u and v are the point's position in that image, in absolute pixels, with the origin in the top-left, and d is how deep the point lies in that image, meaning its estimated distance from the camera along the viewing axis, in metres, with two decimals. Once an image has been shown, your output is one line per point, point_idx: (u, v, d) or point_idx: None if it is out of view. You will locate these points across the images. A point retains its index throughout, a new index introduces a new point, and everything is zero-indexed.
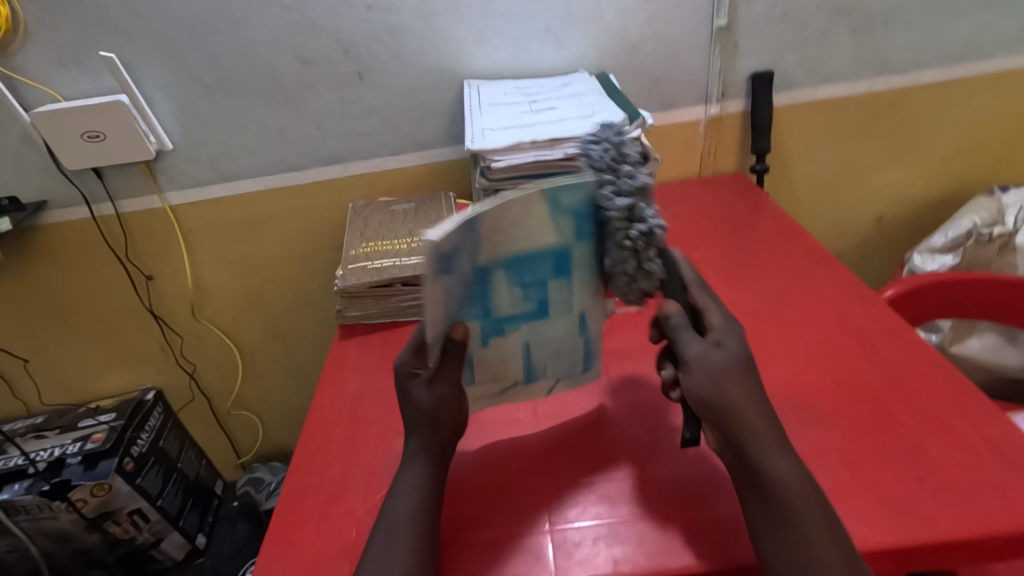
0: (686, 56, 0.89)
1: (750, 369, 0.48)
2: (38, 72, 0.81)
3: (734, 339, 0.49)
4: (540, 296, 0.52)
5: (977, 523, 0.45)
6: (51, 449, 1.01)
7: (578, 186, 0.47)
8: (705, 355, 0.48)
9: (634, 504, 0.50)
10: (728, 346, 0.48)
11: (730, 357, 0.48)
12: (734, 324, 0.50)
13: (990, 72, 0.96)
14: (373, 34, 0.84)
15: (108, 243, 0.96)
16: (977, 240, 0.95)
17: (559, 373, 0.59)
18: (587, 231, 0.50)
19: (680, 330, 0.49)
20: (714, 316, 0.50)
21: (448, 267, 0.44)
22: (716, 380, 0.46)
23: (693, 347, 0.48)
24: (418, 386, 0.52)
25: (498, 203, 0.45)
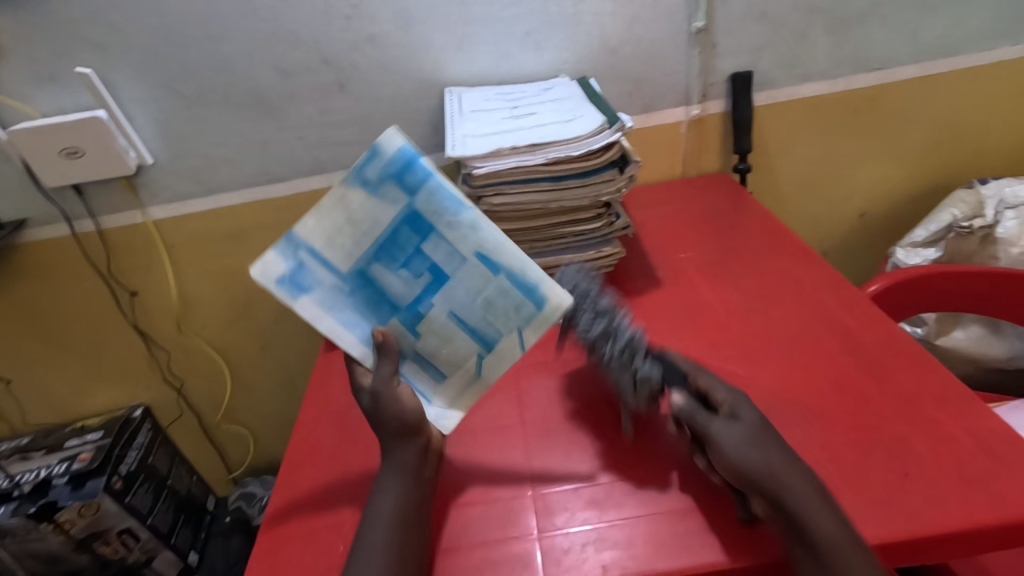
0: (666, 58, 0.90)
1: (768, 432, 0.48)
2: (13, 89, 0.81)
3: (747, 410, 0.49)
4: (425, 264, 0.53)
5: (964, 515, 0.45)
6: (36, 470, 0.99)
7: (371, 156, 0.51)
8: (730, 433, 0.47)
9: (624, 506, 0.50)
10: (744, 417, 0.49)
11: (749, 426, 0.48)
12: (739, 396, 0.51)
13: (964, 68, 0.97)
14: (352, 44, 0.84)
15: (90, 259, 0.95)
16: (957, 234, 0.96)
17: (511, 323, 0.54)
18: (413, 179, 0.52)
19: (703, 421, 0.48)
20: (719, 390, 0.51)
21: (303, 286, 0.52)
22: (745, 451, 0.46)
23: (722, 429, 0.48)
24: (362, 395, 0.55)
25: (311, 216, 0.52)
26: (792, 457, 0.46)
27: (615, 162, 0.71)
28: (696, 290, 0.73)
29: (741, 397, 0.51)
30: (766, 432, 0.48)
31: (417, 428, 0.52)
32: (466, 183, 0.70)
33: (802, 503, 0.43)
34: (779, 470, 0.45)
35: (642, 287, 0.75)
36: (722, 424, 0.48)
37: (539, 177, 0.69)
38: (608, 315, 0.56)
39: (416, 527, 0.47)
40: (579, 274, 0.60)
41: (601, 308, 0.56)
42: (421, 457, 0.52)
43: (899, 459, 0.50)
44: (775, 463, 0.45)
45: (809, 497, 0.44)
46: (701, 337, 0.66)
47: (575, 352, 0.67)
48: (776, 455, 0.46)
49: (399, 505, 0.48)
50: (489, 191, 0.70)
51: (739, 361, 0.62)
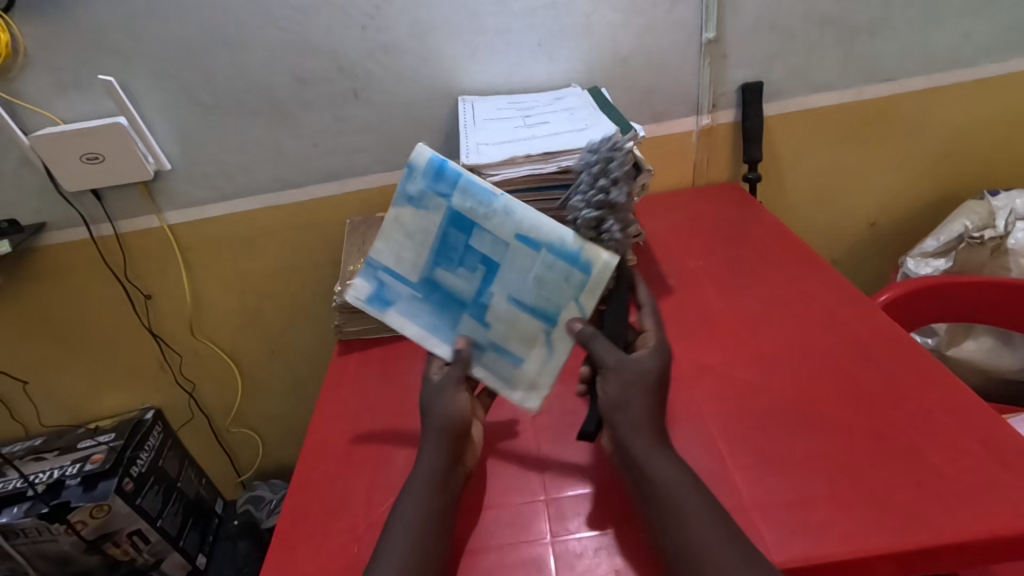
0: (677, 68, 0.91)
1: (658, 387, 0.53)
2: (37, 95, 0.82)
3: (652, 361, 0.54)
4: (477, 257, 0.56)
5: (978, 524, 0.45)
6: (49, 470, 1.00)
7: (408, 173, 0.56)
8: (616, 365, 0.53)
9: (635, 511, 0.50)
10: (641, 364, 0.53)
11: (640, 371, 0.53)
12: (663, 349, 0.55)
13: (975, 79, 0.97)
14: (368, 53, 0.85)
15: (107, 262, 0.96)
16: (967, 244, 0.96)
17: (565, 295, 0.55)
18: (447, 185, 0.55)
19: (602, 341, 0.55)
20: (650, 337, 0.56)
21: (385, 300, 0.59)
22: (625, 391, 0.52)
23: (610, 356, 0.53)
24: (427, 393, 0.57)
25: (376, 240, 0.58)
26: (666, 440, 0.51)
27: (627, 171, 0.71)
28: (707, 298, 0.74)
29: (661, 353, 0.55)
30: (653, 387, 0.52)
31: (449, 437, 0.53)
32: None
33: (645, 449, 0.49)
34: (634, 410, 0.51)
35: (653, 295, 0.76)
36: (617, 356, 0.54)
37: (552, 184, 0.70)
38: (603, 213, 0.54)
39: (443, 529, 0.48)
40: (614, 150, 0.56)
41: (602, 200, 0.54)
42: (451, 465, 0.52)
43: (912, 469, 0.50)
44: (637, 405, 0.51)
45: (650, 447, 0.49)
46: (712, 345, 0.66)
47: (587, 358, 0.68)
48: (643, 401, 0.51)
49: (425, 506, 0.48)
50: None
51: (750, 368, 0.62)
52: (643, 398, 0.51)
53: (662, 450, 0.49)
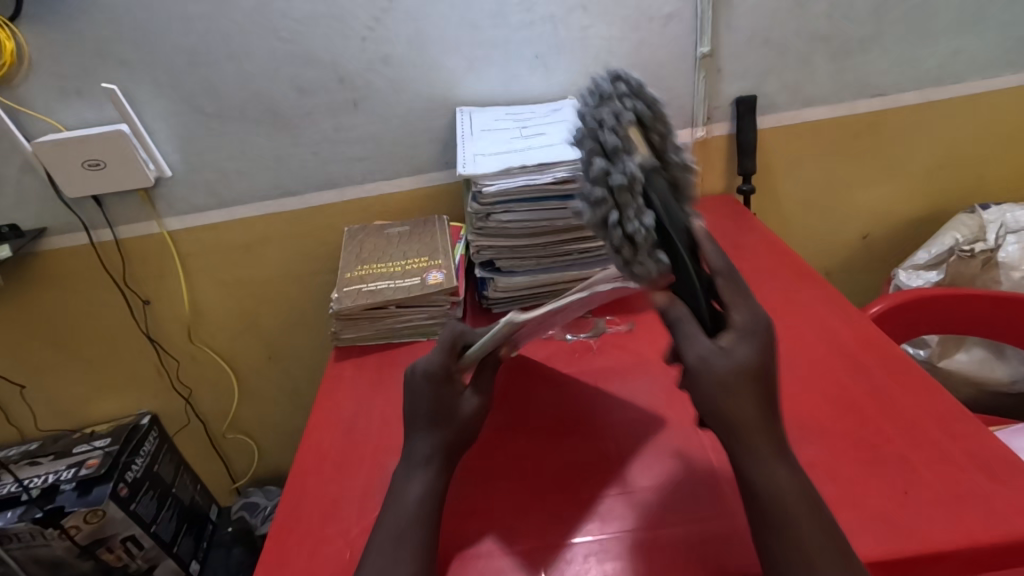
0: (672, 82, 0.92)
1: (757, 379, 0.43)
2: (40, 103, 0.84)
3: (751, 348, 0.43)
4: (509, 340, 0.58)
5: (962, 534, 0.46)
6: (44, 475, 1.01)
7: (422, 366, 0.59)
8: (704, 360, 0.42)
9: (632, 522, 0.50)
10: (736, 355, 0.43)
11: (735, 365, 0.42)
12: (760, 328, 0.44)
13: (966, 95, 0.99)
14: (368, 64, 0.86)
15: (106, 268, 0.97)
16: (959, 256, 0.97)
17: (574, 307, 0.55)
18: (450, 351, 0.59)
19: (686, 328, 0.44)
20: (738, 314, 0.44)
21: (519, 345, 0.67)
22: (719, 391, 0.42)
23: (690, 351, 0.43)
24: (451, 390, 0.57)
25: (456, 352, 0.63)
26: (779, 431, 0.43)
27: None
28: None
29: (760, 332, 0.44)
30: (758, 379, 0.43)
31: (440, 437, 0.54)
32: (475, 201, 0.72)
33: (762, 460, 0.42)
34: (734, 412, 0.42)
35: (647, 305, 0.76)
36: (707, 346, 0.43)
37: (547, 196, 0.71)
38: (607, 203, 0.43)
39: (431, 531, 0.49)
40: (601, 122, 0.46)
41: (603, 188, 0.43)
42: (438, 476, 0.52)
43: (898, 478, 0.51)
44: (733, 409, 0.42)
45: (771, 457, 0.42)
46: None
47: (580, 366, 0.69)
48: (746, 401, 0.42)
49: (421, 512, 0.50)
50: (498, 209, 0.71)
51: None
52: (752, 395, 0.43)
53: (782, 461, 0.42)
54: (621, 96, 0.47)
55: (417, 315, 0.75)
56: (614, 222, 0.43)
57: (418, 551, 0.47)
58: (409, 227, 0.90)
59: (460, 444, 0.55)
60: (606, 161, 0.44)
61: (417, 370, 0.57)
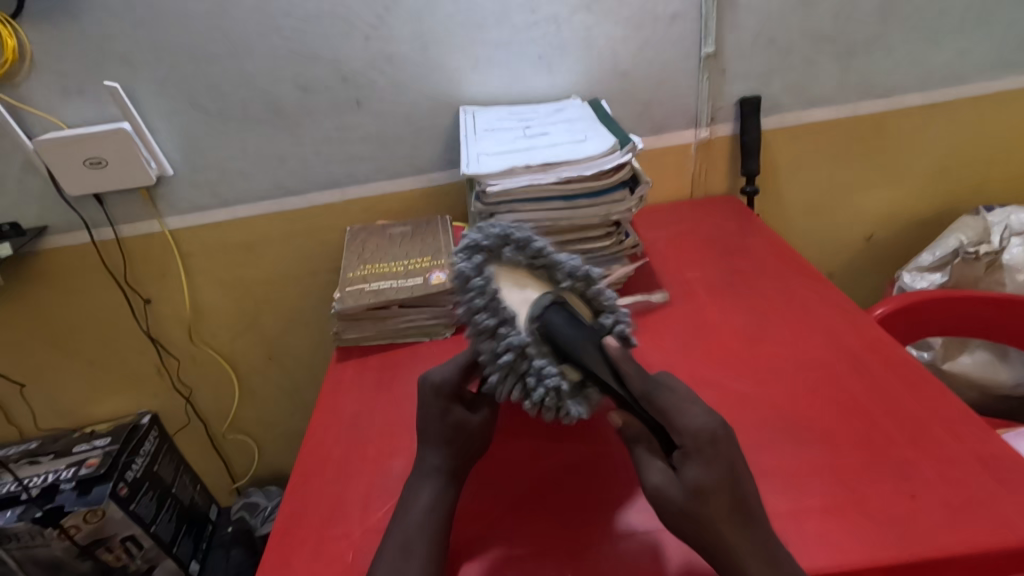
0: (676, 82, 0.92)
1: (719, 494, 0.44)
2: (41, 100, 0.83)
3: (701, 468, 0.45)
4: None
5: (970, 538, 0.45)
6: (44, 474, 1.00)
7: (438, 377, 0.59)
8: (660, 489, 0.45)
9: (637, 535, 0.49)
10: (688, 476, 0.45)
11: (689, 486, 0.45)
12: (704, 441, 0.46)
13: (970, 97, 0.99)
14: (372, 63, 0.86)
15: (107, 267, 0.97)
16: (963, 259, 0.97)
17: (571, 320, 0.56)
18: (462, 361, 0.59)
19: (643, 459, 0.48)
20: (682, 432, 0.47)
21: None
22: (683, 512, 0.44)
23: (651, 476, 0.46)
24: (461, 407, 0.56)
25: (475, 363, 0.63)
26: (754, 529, 0.44)
27: (626, 183, 0.73)
28: (705, 309, 0.74)
29: (706, 445, 0.46)
30: (722, 492, 0.45)
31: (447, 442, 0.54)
32: (479, 200, 0.71)
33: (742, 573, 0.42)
34: (708, 531, 0.43)
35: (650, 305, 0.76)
36: (659, 474, 0.46)
37: (551, 196, 0.71)
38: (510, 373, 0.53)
39: (432, 531, 0.49)
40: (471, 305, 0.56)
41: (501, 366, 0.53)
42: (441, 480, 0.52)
43: (905, 482, 0.50)
44: (701, 525, 0.44)
45: (755, 570, 0.42)
46: (708, 356, 0.66)
47: None
48: (714, 515, 0.44)
49: (424, 513, 0.50)
50: (502, 209, 0.71)
51: (747, 381, 0.62)
52: (723, 507, 0.44)
53: (767, 571, 0.42)
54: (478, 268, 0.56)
55: (420, 315, 0.75)
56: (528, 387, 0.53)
57: (420, 556, 0.47)
58: (411, 227, 0.90)
59: (464, 445, 0.55)
60: (492, 340, 0.54)
61: (429, 379, 0.57)
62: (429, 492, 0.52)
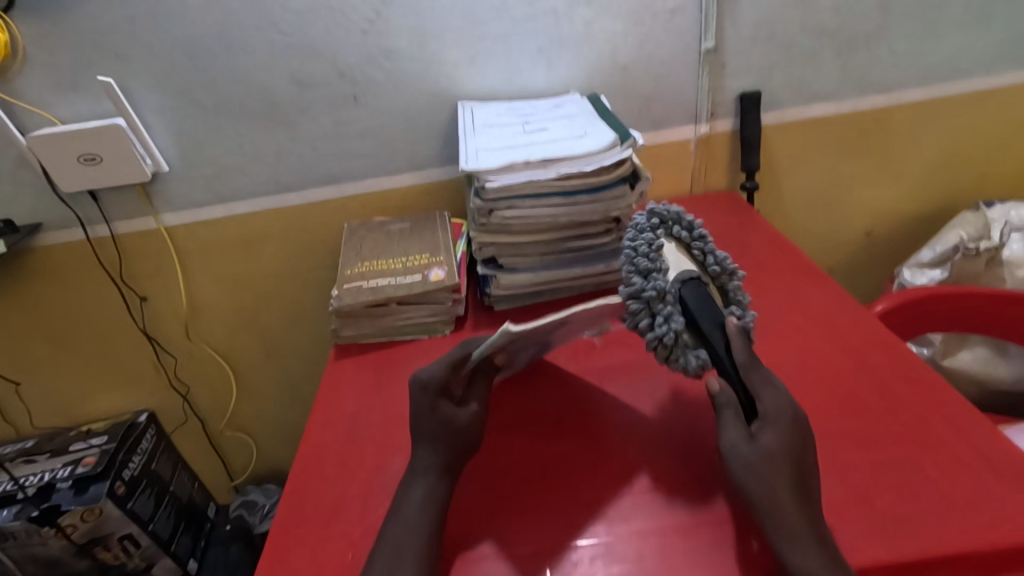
0: (676, 77, 0.91)
1: (786, 462, 0.46)
2: (34, 95, 0.82)
3: (776, 435, 0.48)
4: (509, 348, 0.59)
5: (973, 536, 0.45)
6: (40, 473, 1.00)
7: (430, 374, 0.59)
8: (735, 448, 0.48)
9: (668, 511, 0.50)
10: (764, 443, 0.47)
11: (763, 452, 0.47)
12: (784, 417, 0.49)
13: (971, 91, 0.98)
14: (369, 58, 0.85)
15: (103, 264, 0.96)
16: (964, 255, 0.96)
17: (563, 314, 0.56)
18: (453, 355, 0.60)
19: (722, 414, 0.50)
20: (766, 401, 0.50)
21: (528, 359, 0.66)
22: (752, 474, 0.46)
23: (728, 436, 0.49)
24: (449, 403, 0.56)
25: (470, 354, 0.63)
26: (808, 501, 0.45)
27: (626, 178, 0.72)
28: None
29: (785, 421, 0.49)
30: (787, 464, 0.46)
31: (438, 439, 0.54)
32: (478, 196, 0.70)
33: (794, 539, 0.43)
34: (771, 494, 0.45)
35: None
36: (738, 434, 0.48)
37: (551, 192, 0.70)
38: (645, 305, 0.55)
39: (432, 530, 0.48)
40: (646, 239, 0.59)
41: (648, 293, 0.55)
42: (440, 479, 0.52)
43: (908, 478, 0.50)
44: (763, 491, 0.45)
45: (800, 535, 0.43)
46: None
47: (585, 364, 0.68)
48: (779, 481, 0.45)
49: (424, 512, 0.49)
50: (501, 205, 0.70)
51: None
52: (786, 475, 0.46)
53: (811, 541, 0.43)
54: (652, 227, 0.60)
55: (419, 312, 0.75)
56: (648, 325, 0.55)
57: (420, 556, 0.46)
58: (409, 223, 0.89)
59: (463, 443, 0.54)
60: (642, 279, 0.56)
61: (417, 377, 0.57)
62: (430, 490, 0.51)
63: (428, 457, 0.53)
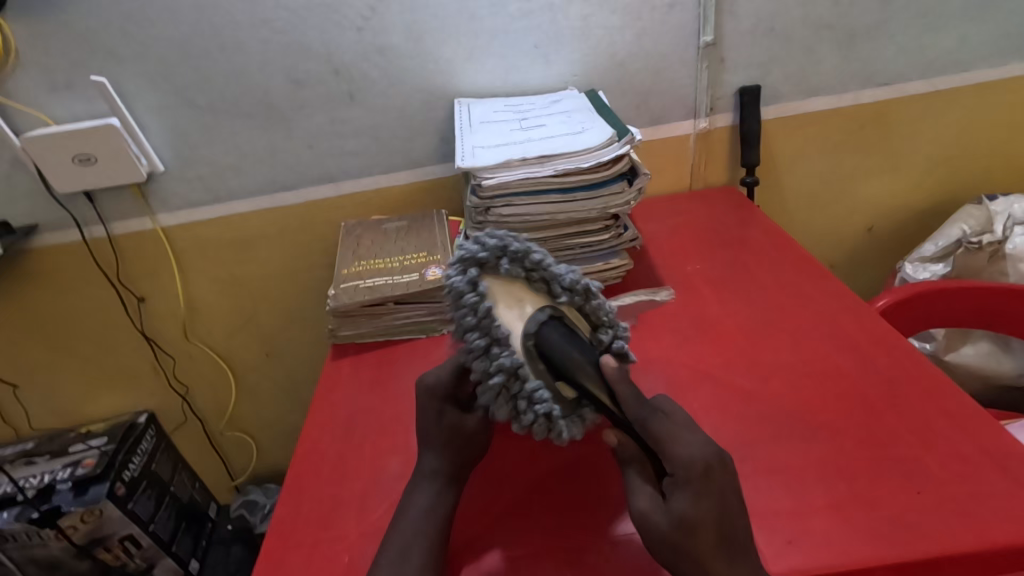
0: (674, 72, 0.90)
1: (714, 521, 0.43)
2: (27, 96, 0.82)
3: (688, 498, 0.44)
4: None
5: (977, 537, 0.44)
6: (40, 475, 0.99)
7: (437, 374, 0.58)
8: (646, 515, 0.44)
9: None
10: (676, 507, 0.44)
11: (673, 521, 0.43)
12: (694, 472, 0.45)
13: (973, 84, 0.97)
14: (364, 55, 0.84)
15: (99, 265, 0.96)
16: (966, 249, 0.95)
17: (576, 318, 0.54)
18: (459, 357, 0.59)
19: (631, 482, 0.47)
20: (673, 458, 0.46)
21: None
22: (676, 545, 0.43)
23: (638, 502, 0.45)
24: (457, 409, 0.56)
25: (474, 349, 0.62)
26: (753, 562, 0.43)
27: (623, 175, 0.71)
28: (706, 302, 0.73)
29: (698, 479, 0.44)
30: (709, 529, 0.43)
31: (445, 442, 0.54)
32: (474, 194, 0.70)
33: None
34: (702, 565, 0.42)
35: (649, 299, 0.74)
36: (646, 501, 0.45)
37: (548, 189, 0.69)
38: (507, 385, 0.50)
39: (430, 535, 0.48)
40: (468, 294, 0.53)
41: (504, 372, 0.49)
42: (437, 482, 0.51)
43: (911, 478, 0.49)
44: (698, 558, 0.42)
45: None
46: (711, 350, 0.65)
47: None
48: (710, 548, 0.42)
49: (419, 516, 0.49)
50: (498, 202, 0.70)
51: (749, 375, 0.61)
52: (711, 542, 0.43)
53: None
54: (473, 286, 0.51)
55: (417, 311, 0.74)
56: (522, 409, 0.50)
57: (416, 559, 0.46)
58: (407, 222, 0.88)
59: (460, 446, 0.54)
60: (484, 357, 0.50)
61: (423, 383, 0.56)
62: (429, 491, 0.51)
63: (432, 460, 0.53)
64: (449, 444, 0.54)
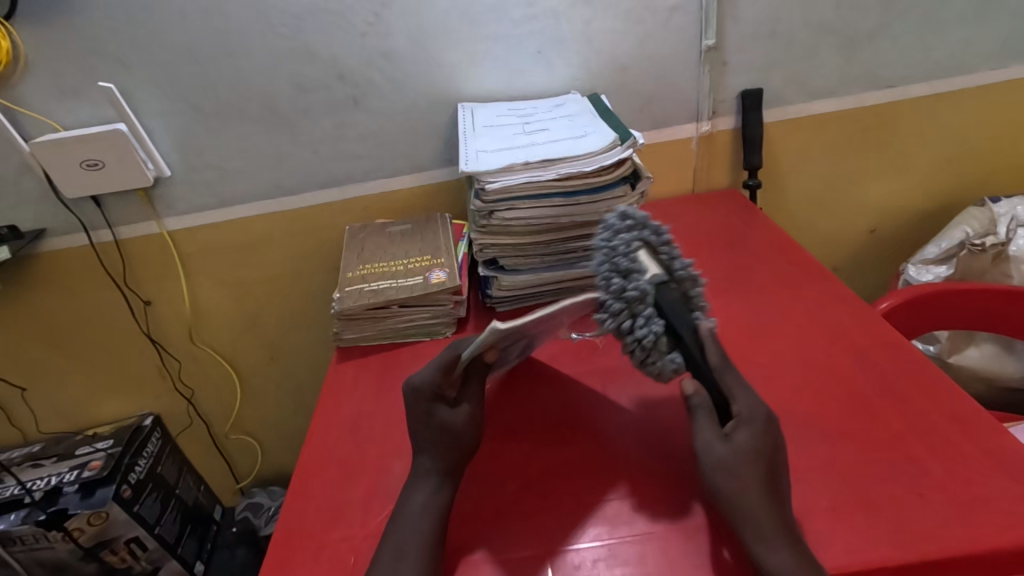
0: (677, 75, 0.91)
1: (761, 462, 0.46)
2: (36, 101, 0.83)
3: (752, 434, 0.48)
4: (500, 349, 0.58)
5: (980, 538, 0.45)
6: (47, 478, 1.00)
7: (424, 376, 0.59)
8: (710, 446, 0.47)
9: (651, 526, 0.49)
10: (738, 442, 0.47)
11: (736, 452, 0.46)
12: (758, 416, 0.49)
13: (975, 86, 0.97)
14: (368, 60, 0.85)
15: (106, 269, 0.96)
16: (969, 251, 0.96)
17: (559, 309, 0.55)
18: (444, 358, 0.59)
19: (697, 417, 0.49)
20: (739, 403, 0.49)
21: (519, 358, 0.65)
22: (732, 477, 0.45)
23: (702, 436, 0.48)
24: (445, 407, 0.56)
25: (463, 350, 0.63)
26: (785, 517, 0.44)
27: (627, 178, 0.72)
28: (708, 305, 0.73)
29: (760, 420, 0.49)
30: (761, 464, 0.46)
31: (435, 441, 0.54)
32: (478, 198, 0.70)
33: (767, 543, 0.43)
34: (746, 499, 0.45)
35: None
36: (712, 434, 0.48)
37: (550, 193, 0.70)
38: (624, 308, 0.52)
39: (432, 537, 0.48)
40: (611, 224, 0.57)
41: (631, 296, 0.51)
42: (441, 484, 0.52)
43: (912, 480, 0.49)
44: (740, 496, 0.45)
45: (776, 539, 0.43)
46: None
47: (586, 365, 0.67)
48: (754, 486, 0.45)
49: (424, 517, 0.49)
50: (501, 206, 0.70)
51: (750, 377, 0.62)
52: (757, 476, 0.45)
53: (768, 559, 0.42)
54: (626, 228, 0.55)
55: (420, 314, 0.75)
56: (626, 329, 0.52)
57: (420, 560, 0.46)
58: (411, 226, 0.89)
59: (463, 447, 0.54)
60: (620, 279, 0.53)
61: (411, 384, 0.57)
62: (431, 493, 0.51)
63: (425, 461, 0.53)
64: (452, 446, 0.54)
